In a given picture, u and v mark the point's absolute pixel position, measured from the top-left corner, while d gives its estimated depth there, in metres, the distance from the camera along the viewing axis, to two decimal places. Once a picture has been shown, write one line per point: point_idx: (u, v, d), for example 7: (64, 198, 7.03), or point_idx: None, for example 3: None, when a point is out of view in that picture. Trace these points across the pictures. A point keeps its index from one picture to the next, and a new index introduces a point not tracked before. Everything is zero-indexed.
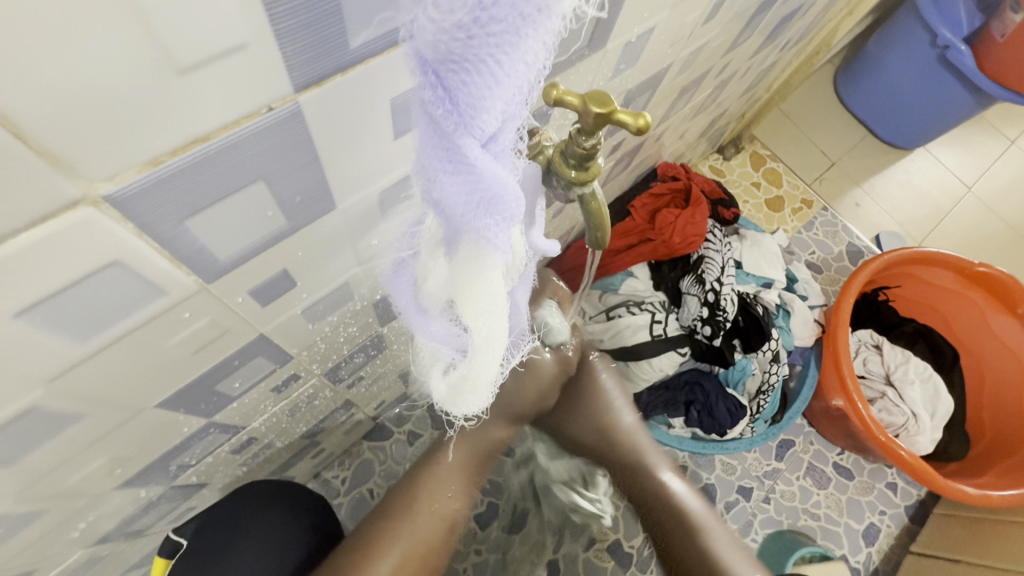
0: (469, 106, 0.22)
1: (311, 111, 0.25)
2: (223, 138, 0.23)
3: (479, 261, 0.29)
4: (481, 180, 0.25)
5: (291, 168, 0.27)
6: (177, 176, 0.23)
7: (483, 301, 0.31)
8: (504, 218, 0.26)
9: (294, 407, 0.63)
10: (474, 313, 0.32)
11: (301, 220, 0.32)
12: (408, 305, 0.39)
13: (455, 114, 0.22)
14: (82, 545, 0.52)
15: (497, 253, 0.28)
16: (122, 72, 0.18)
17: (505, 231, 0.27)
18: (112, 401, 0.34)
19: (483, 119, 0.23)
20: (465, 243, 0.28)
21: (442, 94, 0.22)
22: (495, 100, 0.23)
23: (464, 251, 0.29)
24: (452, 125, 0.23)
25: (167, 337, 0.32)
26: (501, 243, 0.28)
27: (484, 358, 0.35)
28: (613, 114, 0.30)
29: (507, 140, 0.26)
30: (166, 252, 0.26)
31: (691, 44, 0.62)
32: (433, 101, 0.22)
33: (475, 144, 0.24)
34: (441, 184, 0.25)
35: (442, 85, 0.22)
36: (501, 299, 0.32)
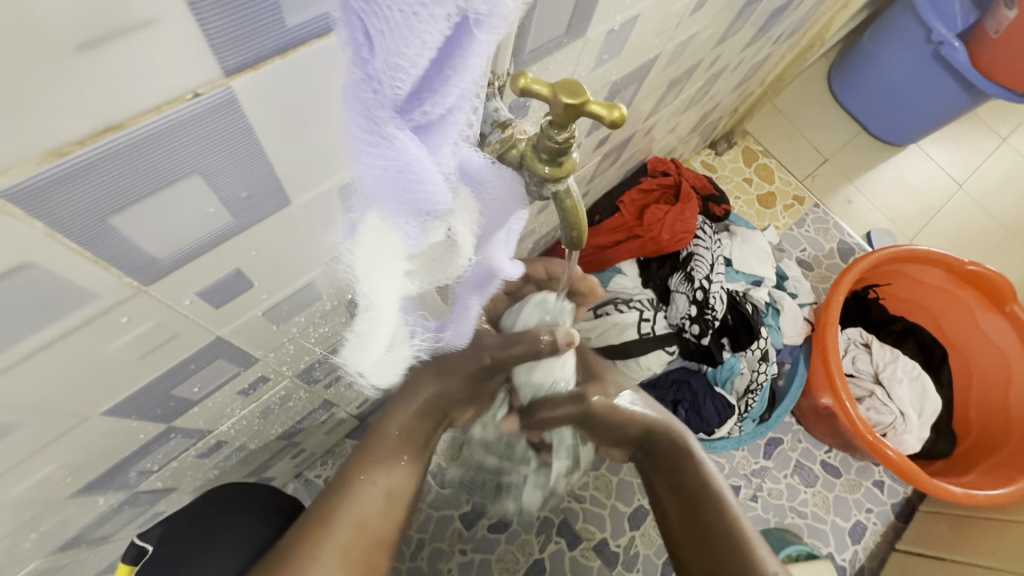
0: (388, 68, 0.20)
1: (247, 98, 0.23)
2: (142, 127, 0.20)
3: (388, 241, 0.27)
4: (392, 153, 0.22)
5: (231, 160, 0.25)
6: (90, 169, 0.20)
7: (386, 277, 0.29)
8: (413, 198, 0.24)
9: (266, 409, 0.61)
10: (373, 286, 0.30)
11: (249, 218, 0.30)
12: (351, 280, 0.35)
13: (374, 75, 0.20)
14: (40, 554, 0.50)
15: (404, 231, 0.26)
16: (1, 48, 0.16)
17: (414, 211, 0.25)
18: (49, 410, 0.32)
19: (404, 89, 0.21)
20: (375, 215, 0.26)
21: (361, 45, 0.19)
22: (419, 68, 0.20)
23: (374, 225, 0.27)
24: (366, 82, 0.20)
25: (105, 343, 0.30)
26: (411, 226, 0.26)
27: (376, 334, 0.33)
28: (586, 105, 0.27)
29: (443, 122, 0.24)
30: (88, 253, 0.24)
31: (679, 35, 0.60)
32: (350, 51, 0.19)
33: (390, 110, 0.21)
34: (353, 148, 0.23)
35: (363, 34, 0.19)
36: (397, 281, 0.30)
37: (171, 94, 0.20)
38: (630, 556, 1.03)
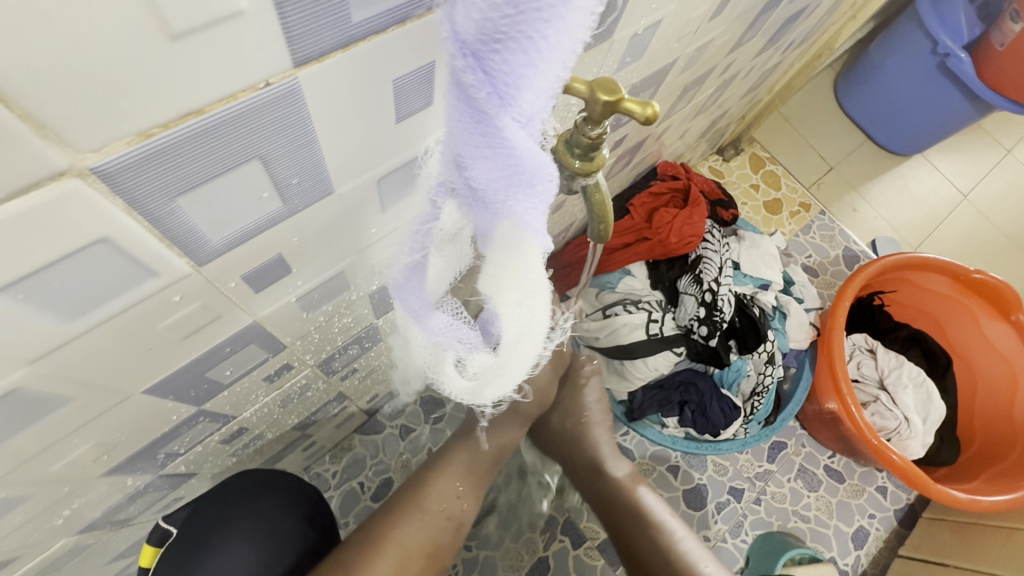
0: (509, 86, 0.22)
1: (308, 89, 0.24)
2: (219, 112, 0.22)
3: (514, 249, 0.28)
4: (519, 162, 0.24)
5: (288, 148, 0.27)
6: (171, 150, 0.22)
7: (521, 290, 0.30)
8: (543, 201, 0.26)
9: (286, 398, 0.62)
10: (511, 301, 0.31)
11: (296, 204, 0.31)
12: (418, 307, 0.38)
13: (495, 94, 0.22)
14: (68, 533, 0.51)
15: (536, 238, 0.27)
16: (112, 35, 0.17)
17: (543, 216, 0.27)
18: (98, 385, 0.33)
19: (522, 99, 0.23)
20: (502, 229, 0.28)
21: (482, 75, 0.22)
22: (535, 78, 0.22)
23: (499, 238, 0.29)
24: (492, 104, 0.22)
25: (156, 320, 0.31)
26: (537, 230, 0.27)
27: (523, 350, 0.34)
28: (621, 103, 0.29)
29: (551, 125, 0.25)
30: (156, 230, 0.25)
31: (696, 41, 0.61)
32: (474, 82, 0.22)
33: (514, 125, 0.23)
34: (478, 168, 0.25)
35: (482, 65, 0.22)
36: (541, 286, 0.30)
37: (246, 83, 0.22)
38: None
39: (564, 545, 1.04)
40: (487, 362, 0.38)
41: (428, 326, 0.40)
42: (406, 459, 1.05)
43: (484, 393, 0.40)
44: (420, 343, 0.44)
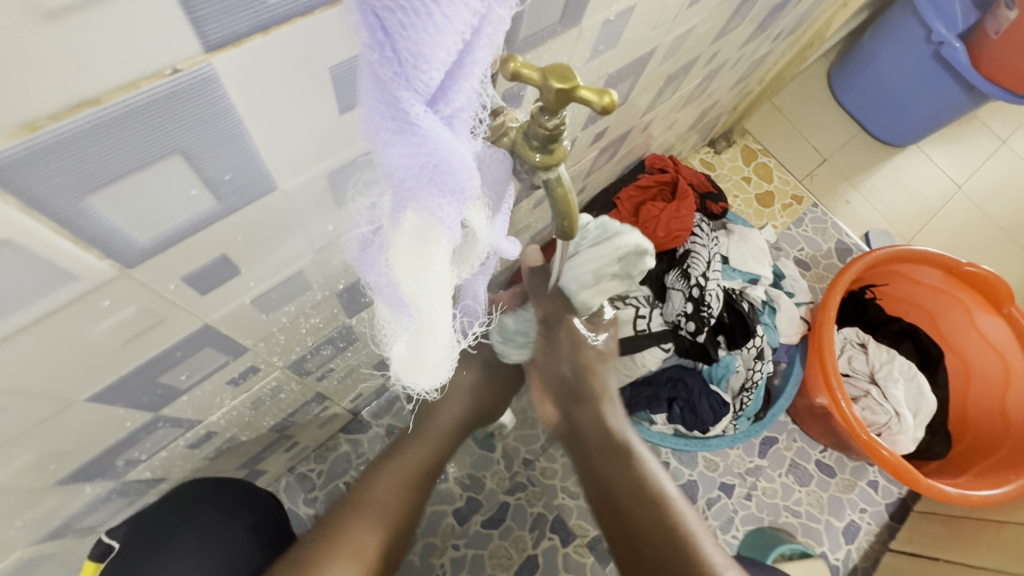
0: (411, 56, 0.19)
1: (227, 77, 0.22)
2: (121, 102, 0.20)
3: (425, 236, 0.26)
4: (427, 145, 0.22)
5: (213, 141, 0.25)
6: (67, 144, 0.20)
7: (432, 284, 0.28)
8: (450, 189, 0.24)
9: (257, 400, 0.60)
10: (419, 293, 0.29)
11: (234, 202, 0.29)
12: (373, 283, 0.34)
13: (396, 63, 0.19)
14: (27, 542, 0.50)
15: (444, 226, 0.26)
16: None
17: (454, 204, 0.25)
18: (30, 393, 0.31)
19: (427, 71, 0.20)
20: (409, 215, 0.25)
21: (381, 39, 0.19)
22: (439, 49, 0.19)
23: (408, 225, 0.26)
24: (391, 74, 0.20)
25: (87, 327, 0.29)
26: (449, 218, 0.25)
27: (433, 341, 0.33)
28: (576, 90, 0.27)
29: (461, 101, 0.23)
30: (67, 231, 0.23)
31: (676, 28, 0.59)
32: (370, 47, 0.19)
33: (418, 101, 0.21)
34: (382, 147, 0.22)
35: (381, 27, 0.18)
36: (447, 279, 0.29)
37: (148, 70, 0.20)
38: None
39: (553, 543, 1.03)
40: (413, 350, 0.35)
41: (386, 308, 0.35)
42: None
43: (408, 381, 0.38)
44: (380, 320, 0.39)
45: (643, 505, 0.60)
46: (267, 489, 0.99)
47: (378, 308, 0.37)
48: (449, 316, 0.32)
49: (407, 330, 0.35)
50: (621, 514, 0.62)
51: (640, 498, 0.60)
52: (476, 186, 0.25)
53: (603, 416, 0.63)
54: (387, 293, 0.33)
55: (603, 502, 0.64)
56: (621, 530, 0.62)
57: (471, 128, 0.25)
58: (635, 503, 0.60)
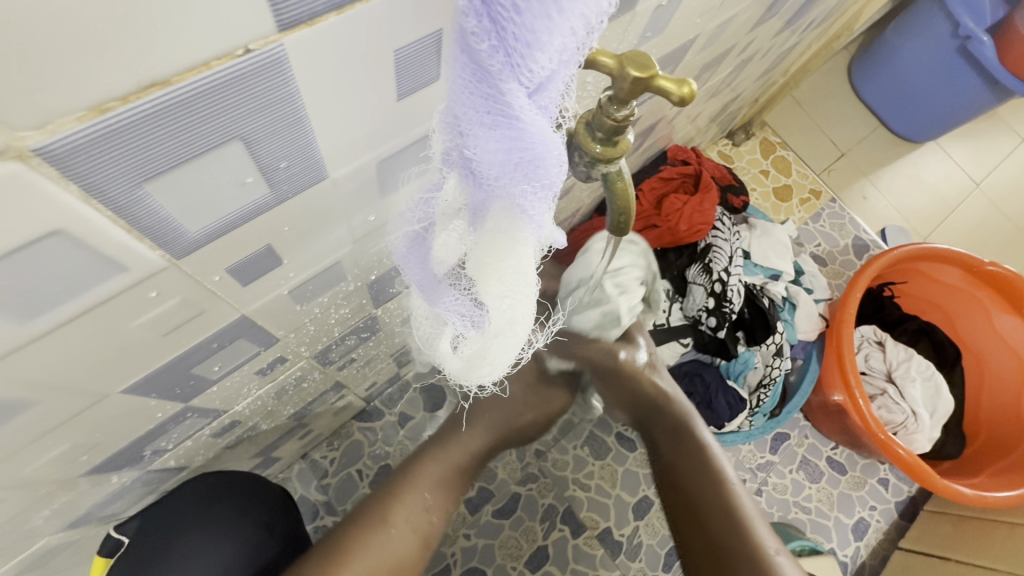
0: (523, 44, 0.18)
1: (295, 60, 0.21)
2: (191, 84, 0.19)
3: (509, 234, 0.25)
4: (524, 140, 0.20)
5: (274, 127, 0.23)
6: (132, 129, 0.19)
7: (515, 285, 0.28)
8: (542, 186, 0.22)
9: (280, 390, 0.59)
10: (500, 292, 0.28)
11: (285, 190, 0.28)
12: (420, 279, 0.33)
13: (503, 52, 0.18)
14: (53, 529, 0.50)
15: (531, 225, 0.24)
16: None
17: (543, 202, 0.23)
18: (69, 386, 0.30)
19: (536, 60, 0.18)
20: (495, 212, 0.24)
21: (489, 26, 0.17)
22: (555, 36, 0.18)
23: (492, 222, 0.25)
24: (498, 64, 0.18)
25: (128, 319, 0.28)
26: (537, 217, 0.24)
27: (506, 344, 0.32)
28: (654, 79, 0.25)
29: (558, 93, 0.21)
30: (122, 221, 0.22)
31: (719, 17, 0.57)
32: (478, 34, 0.17)
33: (522, 93, 0.19)
34: (475, 141, 0.21)
35: (489, 13, 0.17)
36: (531, 280, 0.28)
37: (221, 50, 0.18)
38: (634, 545, 1.03)
39: (564, 533, 1.03)
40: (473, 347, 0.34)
41: (434, 306, 0.34)
42: (405, 446, 1.04)
43: (466, 378, 0.37)
44: (426, 315, 0.38)
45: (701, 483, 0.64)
46: (280, 474, 0.98)
47: (422, 304, 0.36)
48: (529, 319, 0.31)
49: (461, 326, 0.34)
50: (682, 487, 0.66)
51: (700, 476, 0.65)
52: (565, 182, 0.23)
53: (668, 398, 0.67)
54: (438, 290, 0.33)
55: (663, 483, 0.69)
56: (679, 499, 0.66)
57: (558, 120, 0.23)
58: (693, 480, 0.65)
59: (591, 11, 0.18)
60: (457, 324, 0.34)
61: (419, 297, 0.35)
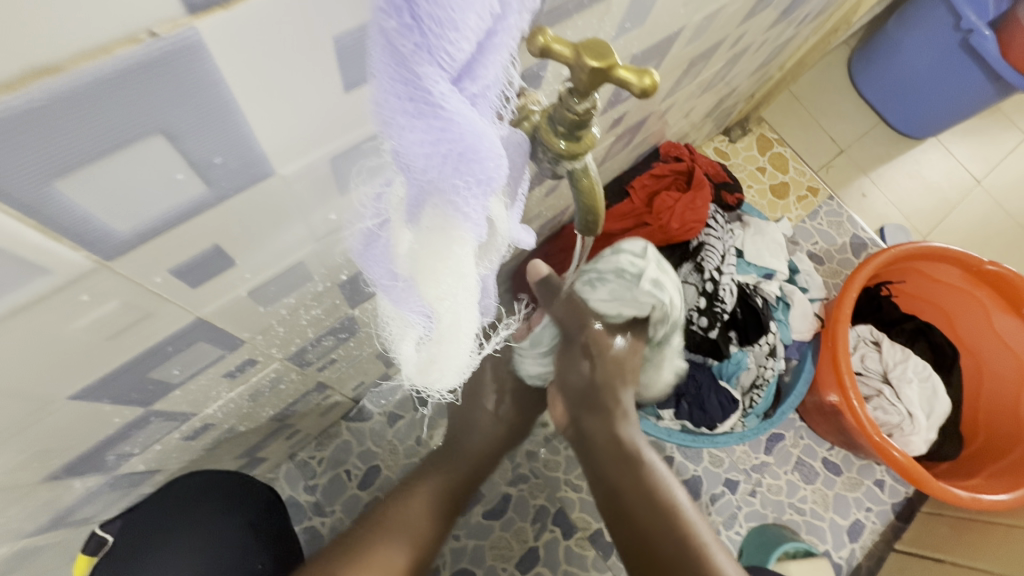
0: (436, 22, 0.16)
1: (215, 45, 0.19)
2: (87, 71, 0.17)
3: (444, 233, 0.23)
4: (450, 129, 0.19)
5: (199, 120, 0.22)
6: (25, 118, 0.17)
7: (457, 289, 0.26)
8: (477, 180, 0.21)
9: (256, 392, 0.58)
10: (440, 296, 0.26)
11: (226, 187, 0.26)
12: (382, 277, 0.31)
13: (415, 31, 0.16)
14: (20, 534, 0.48)
15: (468, 224, 0.23)
16: None
17: (480, 199, 0.22)
18: (6, 393, 0.29)
19: (452, 39, 0.17)
20: (429, 209, 0.23)
21: (398, 2, 0.16)
22: (471, 13, 0.17)
23: (428, 219, 0.23)
24: (411, 45, 0.17)
25: (65, 323, 0.27)
26: (472, 215, 0.22)
27: (454, 347, 0.31)
28: (612, 69, 0.24)
29: (491, 79, 0.20)
30: (31, 220, 0.20)
31: (705, 7, 0.55)
32: (386, 11, 0.16)
33: (443, 78, 0.18)
34: (398, 132, 0.19)
35: None
36: (470, 280, 0.26)
37: (121, 33, 0.17)
38: None
39: (555, 535, 1.01)
40: (431, 351, 0.32)
41: (398, 306, 0.32)
42: (394, 446, 1.02)
43: (424, 384, 0.35)
44: (387, 317, 0.36)
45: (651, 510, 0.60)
46: (267, 475, 0.97)
47: (387, 305, 0.34)
48: (472, 322, 0.30)
49: (422, 329, 0.33)
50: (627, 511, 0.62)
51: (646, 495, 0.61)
52: (505, 178, 0.22)
53: (618, 428, 0.63)
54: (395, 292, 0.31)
55: (614, 515, 0.64)
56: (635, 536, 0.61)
57: (498, 108, 0.22)
58: (644, 512, 0.61)
59: None
60: (420, 325, 0.32)
61: (383, 299, 0.33)
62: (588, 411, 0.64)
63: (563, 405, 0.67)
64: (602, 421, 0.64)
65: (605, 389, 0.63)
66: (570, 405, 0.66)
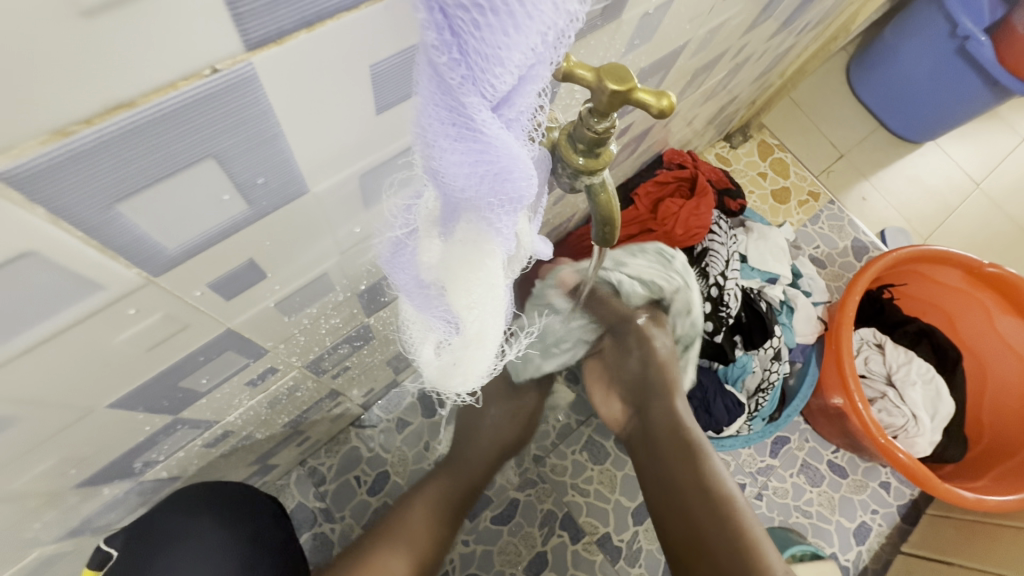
0: (482, 58, 0.18)
1: (267, 78, 0.21)
2: (156, 105, 0.18)
3: (477, 244, 0.25)
4: (489, 152, 0.20)
5: (247, 145, 0.23)
6: (100, 149, 0.18)
7: (484, 297, 0.28)
8: (509, 198, 0.23)
9: (273, 399, 0.59)
10: (469, 303, 0.29)
11: (264, 206, 0.28)
12: (406, 285, 0.32)
13: (464, 66, 0.18)
14: (46, 541, 0.49)
15: (498, 237, 0.25)
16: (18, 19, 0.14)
17: (510, 213, 0.23)
18: (50, 404, 0.30)
19: (496, 73, 0.18)
20: (463, 222, 0.24)
21: (449, 40, 0.17)
22: (514, 50, 0.18)
23: (461, 232, 0.25)
24: (458, 77, 0.18)
25: (111, 335, 0.28)
26: (503, 228, 0.24)
27: (478, 349, 0.33)
28: (632, 92, 0.25)
29: (524, 105, 0.21)
30: (93, 240, 0.22)
31: (710, 22, 0.57)
32: (438, 48, 0.17)
33: (485, 107, 0.19)
34: (439, 154, 0.21)
35: (450, 27, 0.17)
36: (497, 290, 0.28)
37: (189, 70, 0.18)
38: (634, 550, 1.02)
39: (563, 540, 1.02)
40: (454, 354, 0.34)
41: (422, 312, 0.33)
42: (403, 452, 1.04)
43: (444, 385, 0.39)
44: (409, 322, 0.37)
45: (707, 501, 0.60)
46: (278, 481, 0.98)
47: (409, 311, 0.36)
48: (497, 327, 0.32)
49: (444, 333, 0.34)
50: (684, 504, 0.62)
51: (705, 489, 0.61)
52: (533, 194, 0.23)
53: (674, 410, 0.65)
54: (419, 298, 0.32)
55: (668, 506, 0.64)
56: (690, 531, 0.61)
57: (526, 128, 0.23)
58: (704, 505, 0.61)
59: (550, 26, 0.18)
60: (443, 330, 0.34)
61: (406, 304, 0.35)
62: (650, 396, 0.67)
63: (619, 401, 0.72)
64: (661, 405, 0.66)
65: (659, 373, 0.66)
66: (626, 396, 0.70)
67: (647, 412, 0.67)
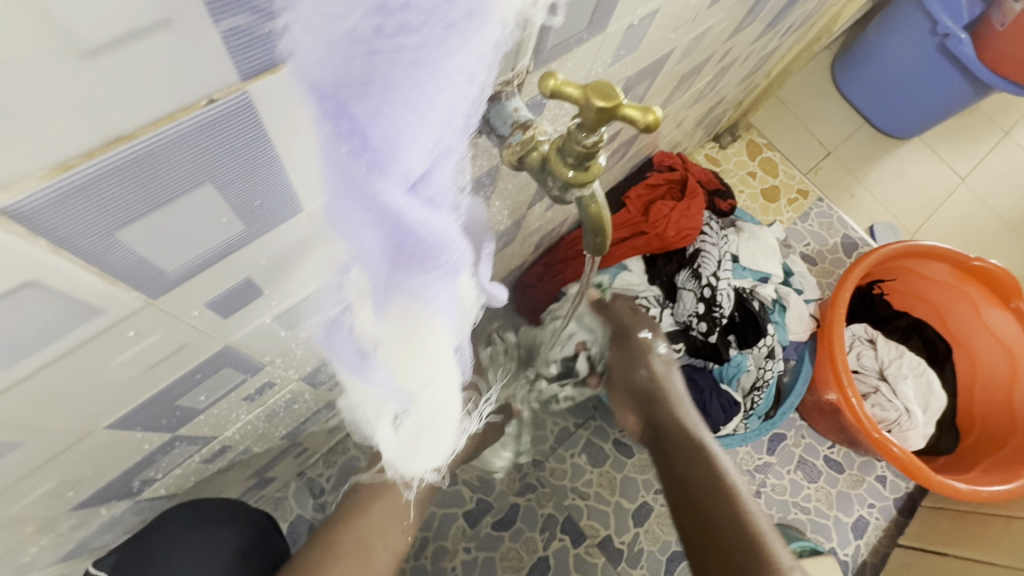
0: (383, 143, 0.19)
1: (262, 104, 0.21)
2: (155, 136, 0.19)
3: (414, 319, 0.26)
4: (407, 222, 0.21)
5: (242, 169, 0.24)
6: (100, 180, 0.19)
7: (436, 368, 0.29)
8: (435, 265, 0.23)
9: (271, 413, 0.59)
10: (416, 375, 0.29)
11: (261, 226, 0.28)
12: (348, 358, 0.33)
13: (366, 151, 0.19)
14: (43, 563, 0.49)
15: (433, 308, 0.26)
16: (19, 59, 0.14)
17: (440, 281, 0.24)
18: (51, 427, 0.30)
19: (401, 155, 0.19)
20: (394, 300, 0.25)
21: (349, 127, 0.18)
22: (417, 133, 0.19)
23: (395, 311, 0.26)
24: (364, 168, 0.19)
25: (110, 357, 0.28)
26: (434, 297, 0.25)
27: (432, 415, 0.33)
28: (619, 108, 0.26)
29: (441, 179, 0.22)
30: (94, 268, 0.22)
31: (694, 29, 0.58)
32: (340, 136, 0.18)
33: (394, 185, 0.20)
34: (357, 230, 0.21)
35: (348, 117, 0.18)
36: (446, 361, 0.29)
37: (183, 102, 0.19)
38: (635, 552, 1.02)
39: (563, 543, 1.02)
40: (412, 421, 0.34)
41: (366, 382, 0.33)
42: None
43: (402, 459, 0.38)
44: (360, 398, 0.38)
45: (718, 497, 0.61)
46: (276, 493, 0.98)
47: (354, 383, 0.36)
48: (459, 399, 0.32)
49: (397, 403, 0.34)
50: (695, 504, 0.62)
51: (714, 490, 0.61)
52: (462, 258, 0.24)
53: (677, 416, 0.71)
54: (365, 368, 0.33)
55: (682, 506, 0.63)
56: (698, 527, 0.60)
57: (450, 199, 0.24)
58: (712, 503, 0.60)
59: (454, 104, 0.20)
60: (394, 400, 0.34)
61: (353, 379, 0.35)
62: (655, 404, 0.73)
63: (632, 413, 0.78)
64: (667, 410, 0.72)
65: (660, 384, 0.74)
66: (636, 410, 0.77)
67: (655, 420, 0.72)
